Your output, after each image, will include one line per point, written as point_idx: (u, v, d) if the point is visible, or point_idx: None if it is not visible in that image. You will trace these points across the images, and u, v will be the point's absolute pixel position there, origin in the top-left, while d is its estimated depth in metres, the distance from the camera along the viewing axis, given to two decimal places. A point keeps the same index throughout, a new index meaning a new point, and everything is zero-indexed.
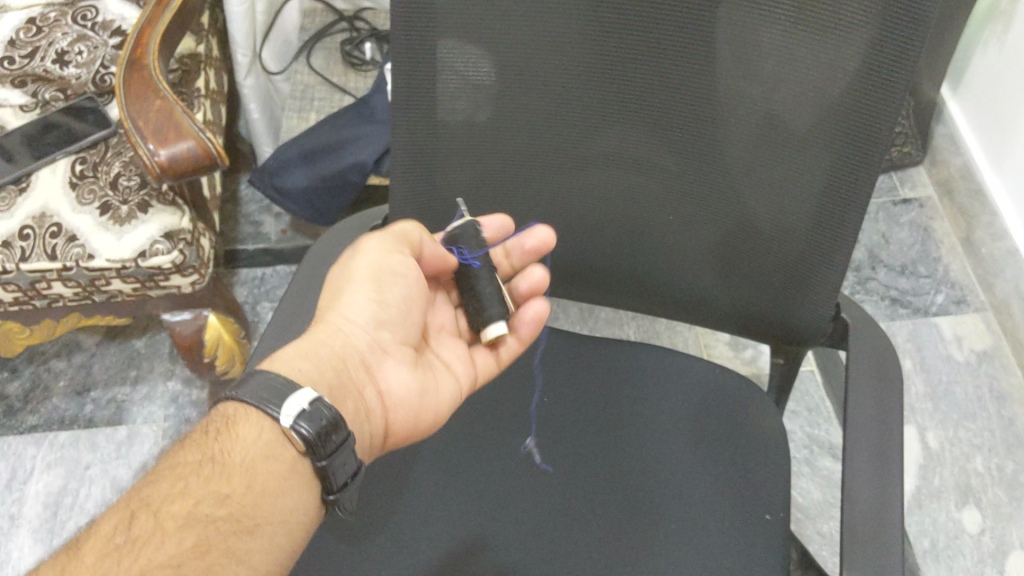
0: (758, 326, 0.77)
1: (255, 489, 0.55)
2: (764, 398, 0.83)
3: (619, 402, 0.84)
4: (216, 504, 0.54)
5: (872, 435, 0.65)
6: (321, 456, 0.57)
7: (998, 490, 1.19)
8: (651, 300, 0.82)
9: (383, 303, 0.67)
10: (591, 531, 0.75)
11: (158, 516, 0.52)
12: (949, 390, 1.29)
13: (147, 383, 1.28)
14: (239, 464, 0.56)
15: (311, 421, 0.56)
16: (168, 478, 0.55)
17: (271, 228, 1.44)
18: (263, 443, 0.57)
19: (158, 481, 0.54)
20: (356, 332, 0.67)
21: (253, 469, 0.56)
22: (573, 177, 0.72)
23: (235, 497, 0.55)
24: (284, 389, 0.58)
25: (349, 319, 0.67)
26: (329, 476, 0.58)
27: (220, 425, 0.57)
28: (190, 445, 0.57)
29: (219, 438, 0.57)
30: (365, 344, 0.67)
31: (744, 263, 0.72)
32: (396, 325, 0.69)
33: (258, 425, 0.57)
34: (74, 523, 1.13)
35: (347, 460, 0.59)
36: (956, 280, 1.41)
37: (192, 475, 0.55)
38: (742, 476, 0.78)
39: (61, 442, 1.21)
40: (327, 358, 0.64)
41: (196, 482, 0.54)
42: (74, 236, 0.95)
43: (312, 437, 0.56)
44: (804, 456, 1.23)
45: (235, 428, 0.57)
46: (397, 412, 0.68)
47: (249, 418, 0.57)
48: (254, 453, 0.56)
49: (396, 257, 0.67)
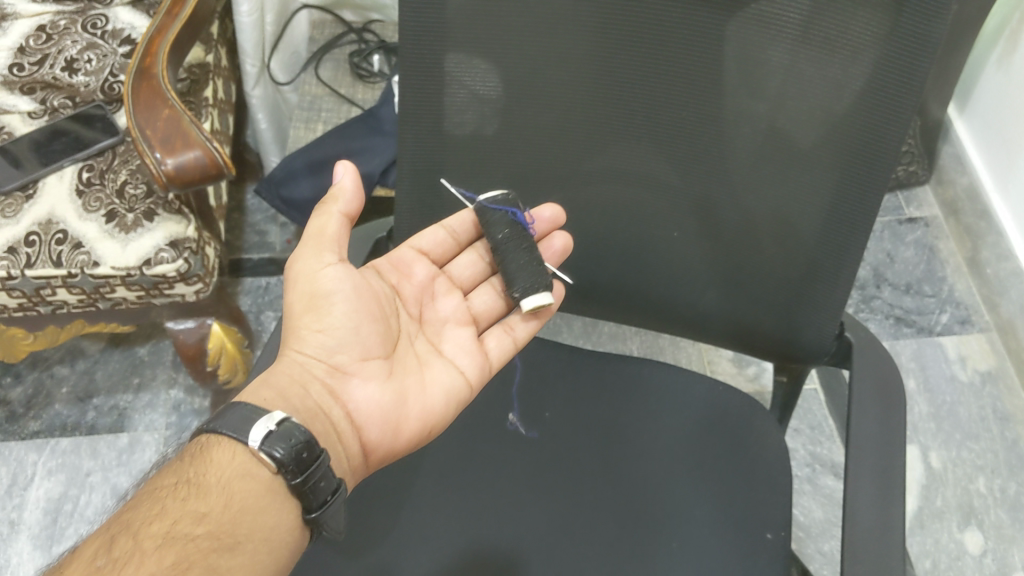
0: (762, 344, 0.77)
1: (233, 507, 0.55)
2: (766, 416, 0.83)
3: (622, 417, 0.83)
4: (195, 523, 0.53)
5: (874, 457, 0.65)
6: (296, 473, 0.57)
7: (1000, 511, 1.19)
8: (655, 316, 0.82)
9: (327, 327, 0.67)
10: (591, 546, 0.74)
11: (136, 539, 0.51)
12: (953, 410, 1.28)
13: (149, 391, 1.28)
14: (215, 485, 0.56)
15: (283, 443, 0.57)
16: (145, 502, 0.54)
17: (277, 237, 1.45)
18: (237, 463, 0.57)
19: (136, 506, 0.54)
20: (311, 359, 0.68)
21: (229, 488, 0.56)
22: (578, 192, 0.72)
23: (212, 515, 0.54)
24: (252, 415, 0.59)
25: (303, 349, 0.68)
26: (306, 493, 0.58)
27: (194, 454, 0.58)
28: (167, 471, 0.57)
29: (193, 462, 0.57)
30: (323, 369, 0.68)
31: (748, 280, 0.72)
32: (351, 343, 0.68)
33: (231, 450, 0.58)
34: (74, 530, 1.13)
35: (326, 476, 0.59)
36: (961, 300, 1.40)
37: (170, 497, 0.55)
38: (742, 493, 0.78)
39: (62, 448, 1.21)
40: (283, 386, 0.65)
41: (173, 503, 0.54)
42: (80, 243, 0.95)
43: (283, 457, 0.57)
44: (806, 474, 1.23)
45: (207, 453, 0.58)
46: (370, 427, 0.67)
47: (221, 443, 0.58)
48: (229, 476, 0.56)
49: (321, 281, 0.67)
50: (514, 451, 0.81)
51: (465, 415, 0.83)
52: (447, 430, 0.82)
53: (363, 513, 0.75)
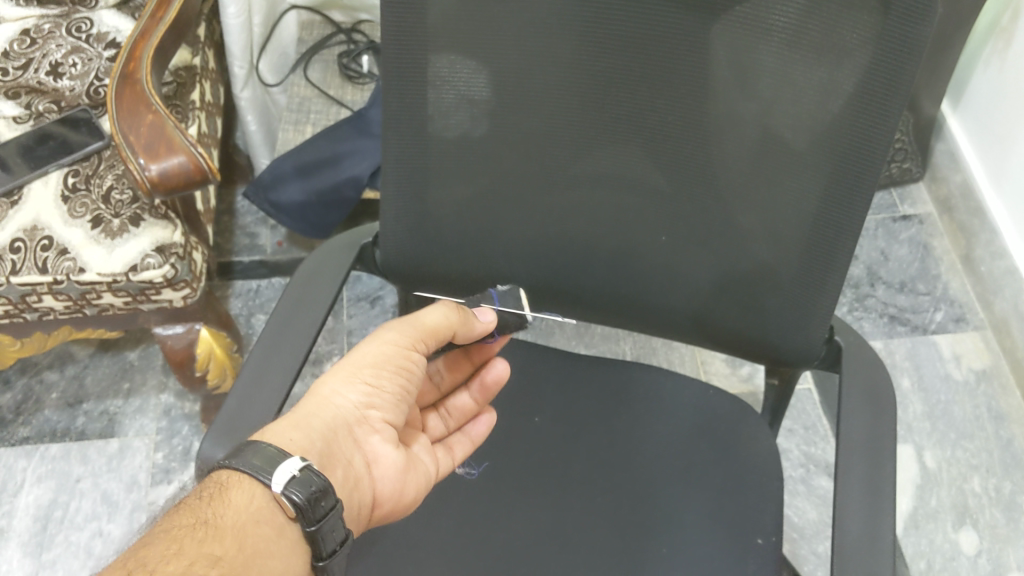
0: (752, 347, 0.76)
1: (246, 553, 0.52)
2: (756, 419, 0.82)
3: (612, 422, 0.83)
4: (212, 564, 0.50)
5: (864, 465, 0.65)
6: (311, 521, 0.55)
7: (995, 511, 1.18)
8: (644, 319, 0.81)
9: (378, 387, 0.64)
10: (581, 552, 0.74)
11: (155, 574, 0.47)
12: (947, 409, 1.28)
13: (139, 396, 1.26)
14: (232, 527, 0.53)
15: (302, 487, 0.55)
16: (161, 542, 0.50)
17: (267, 240, 1.44)
18: (254, 509, 0.55)
19: (151, 544, 0.50)
20: (346, 404, 0.64)
21: (244, 532, 0.53)
22: (564, 196, 0.72)
23: (227, 559, 0.51)
24: (277, 455, 0.56)
25: (343, 391, 0.64)
26: (318, 541, 0.56)
27: (212, 495, 0.55)
28: (180, 510, 0.53)
29: (211, 504, 0.54)
30: (355, 418, 0.64)
31: (741, 283, 0.71)
32: (390, 405, 0.65)
33: (250, 493, 0.55)
34: (64, 537, 1.12)
35: (335, 527, 0.56)
36: (955, 298, 1.39)
37: (186, 538, 0.51)
38: (733, 498, 0.77)
39: (52, 454, 1.20)
40: (323, 426, 0.62)
41: (190, 543, 0.50)
42: (65, 249, 0.94)
43: (302, 501, 0.54)
44: (800, 475, 1.22)
45: (226, 495, 0.55)
46: (382, 483, 0.65)
47: (241, 485, 0.55)
48: (246, 518, 0.54)
49: (407, 347, 0.66)
50: (502, 457, 0.80)
51: None
52: None
53: None
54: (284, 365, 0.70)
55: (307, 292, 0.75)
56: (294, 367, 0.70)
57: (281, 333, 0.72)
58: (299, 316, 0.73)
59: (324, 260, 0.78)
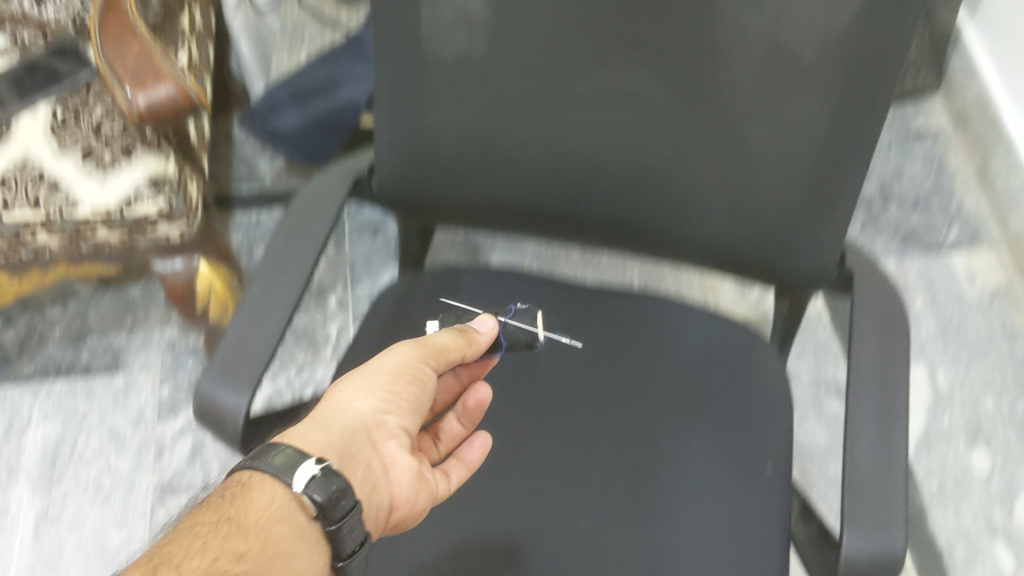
0: (761, 271, 0.74)
1: (270, 550, 0.51)
2: (765, 345, 0.81)
3: (619, 352, 0.82)
4: (234, 561, 0.49)
5: (875, 392, 0.63)
6: (332, 520, 0.53)
7: (1009, 431, 1.17)
8: (649, 244, 0.79)
9: (395, 393, 0.63)
10: (588, 483, 0.74)
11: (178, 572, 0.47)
12: (961, 328, 1.26)
13: (143, 330, 1.25)
14: (255, 526, 0.51)
15: (323, 487, 0.53)
16: (186, 538, 0.50)
17: (266, 170, 1.41)
18: (278, 506, 0.53)
19: (176, 541, 0.50)
20: (364, 408, 0.61)
21: (269, 528, 0.52)
22: (565, 120, 0.69)
23: (251, 555, 0.50)
24: (298, 454, 0.55)
25: (361, 396, 0.62)
26: (339, 541, 0.54)
27: (234, 492, 0.53)
28: (206, 506, 0.52)
29: (234, 502, 0.53)
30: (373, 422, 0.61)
31: (749, 206, 0.68)
32: (406, 413, 0.63)
33: (272, 492, 0.53)
34: (72, 474, 1.14)
35: (355, 528, 0.55)
36: (970, 215, 1.36)
37: (210, 535, 0.50)
38: (743, 427, 0.77)
39: (57, 391, 1.20)
40: (344, 428, 0.60)
41: (214, 540, 0.50)
42: (57, 183, 0.92)
43: (323, 501, 0.53)
44: (810, 398, 1.21)
45: (249, 493, 0.53)
46: (399, 491, 0.62)
47: (263, 483, 0.54)
48: (269, 518, 0.52)
49: (423, 358, 0.64)
50: (508, 389, 0.80)
51: None
52: None
53: None
54: (280, 301, 0.68)
55: (301, 228, 0.73)
56: (290, 302, 0.68)
57: (276, 269, 0.70)
58: (294, 251, 0.71)
59: (319, 193, 0.75)
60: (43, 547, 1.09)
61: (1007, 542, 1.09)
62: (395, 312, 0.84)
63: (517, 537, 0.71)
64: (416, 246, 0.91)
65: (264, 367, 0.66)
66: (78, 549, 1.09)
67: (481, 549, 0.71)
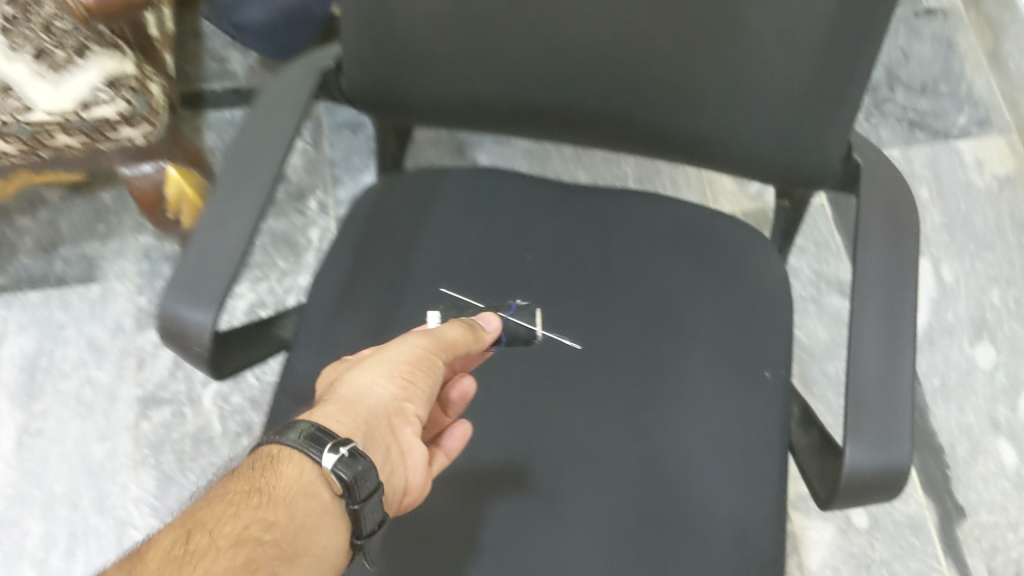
0: (761, 166, 0.69)
1: (297, 522, 0.50)
2: (765, 244, 0.77)
3: (609, 254, 0.77)
4: (263, 529, 0.49)
5: (882, 294, 0.59)
6: (355, 500, 0.52)
7: (1014, 324, 1.15)
8: (641, 139, 0.73)
9: (414, 383, 0.59)
10: (578, 395, 0.72)
11: (211, 535, 0.48)
12: (968, 219, 1.21)
13: (117, 238, 1.21)
14: (284, 498, 0.51)
15: (348, 467, 0.51)
16: (219, 502, 0.50)
17: (238, 63, 1.34)
18: (307, 479, 0.52)
19: (209, 503, 0.50)
20: (384, 395, 0.58)
21: (297, 500, 0.51)
22: (549, 6, 0.62)
23: (280, 524, 0.50)
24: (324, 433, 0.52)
25: (381, 382, 0.58)
26: (360, 520, 0.53)
27: (264, 462, 0.52)
28: (239, 472, 0.52)
29: (264, 472, 0.52)
30: (392, 409, 0.58)
31: (748, 98, 0.63)
32: (425, 402, 0.60)
33: (300, 466, 0.52)
34: (52, 387, 1.13)
35: (376, 507, 0.53)
36: (980, 99, 1.29)
37: (241, 501, 0.50)
38: (741, 333, 0.73)
39: (32, 302, 1.17)
40: (367, 412, 0.56)
41: (244, 507, 0.50)
42: (8, 87, 0.85)
43: (348, 481, 0.51)
44: (811, 294, 1.17)
45: (279, 465, 0.52)
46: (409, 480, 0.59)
47: (292, 458, 0.52)
48: (297, 491, 0.51)
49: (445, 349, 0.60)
50: (495, 297, 0.76)
51: (441, 258, 0.77)
52: (423, 272, 0.77)
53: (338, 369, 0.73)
54: (243, 210, 0.63)
55: (266, 128, 0.66)
56: (254, 212, 0.63)
57: (239, 174, 0.64)
58: (258, 153, 0.65)
59: (284, 88, 0.69)
60: (27, 461, 1.10)
61: (1009, 438, 1.09)
62: (372, 214, 0.79)
63: (510, 459, 0.70)
64: (394, 142, 0.86)
65: (229, 283, 0.61)
66: (62, 463, 1.10)
67: (473, 472, 0.70)
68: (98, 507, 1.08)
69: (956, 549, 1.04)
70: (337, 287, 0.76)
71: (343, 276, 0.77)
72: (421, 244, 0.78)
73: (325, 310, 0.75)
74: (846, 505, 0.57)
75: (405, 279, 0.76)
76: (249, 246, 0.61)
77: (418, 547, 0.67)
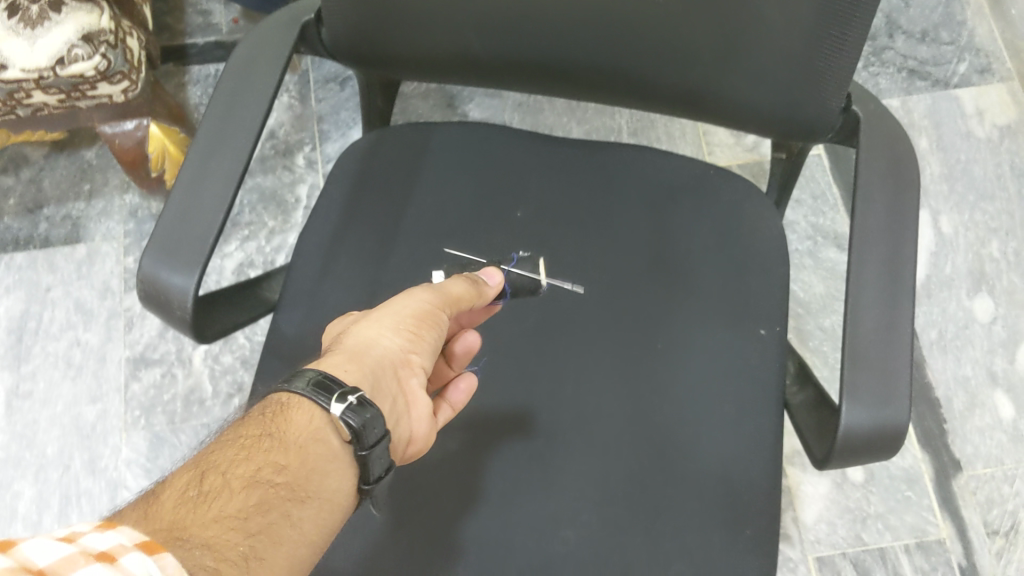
0: (757, 118, 0.67)
1: (310, 467, 0.48)
2: (761, 199, 0.76)
3: (602, 211, 0.76)
4: (277, 471, 0.47)
5: (882, 249, 0.57)
6: (364, 446, 0.49)
7: (1013, 276, 1.13)
8: (633, 91, 0.71)
9: (422, 335, 0.56)
10: (570, 356, 0.71)
11: (225, 476, 0.45)
12: (968, 169, 1.20)
13: (102, 197, 1.19)
14: (295, 443, 0.48)
15: (358, 413, 0.49)
16: (229, 446, 0.47)
17: (221, 17, 1.31)
18: (318, 426, 0.49)
19: (219, 448, 0.47)
20: (392, 346, 0.55)
21: (309, 446, 0.48)
22: None
23: (292, 468, 0.47)
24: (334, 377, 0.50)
25: (389, 334, 0.56)
26: (368, 468, 0.50)
27: (275, 408, 0.50)
28: (247, 419, 0.49)
29: (274, 420, 0.49)
30: (399, 360, 0.55)
31: (743, 49, 0.61)
32: (430, 356, 0.57)
33: (310, 413, 0.49)
34: (40, 349, 1.12)
35: (384, 453, 0.51)
36: (981, 46, 1.26)
37: (252, 445, 0.47)
38: (737, 291, 0.72)
39: (18, 263, 1.17)
40: (375, 362, 0.54)
41: (256, 450, 0.47)
42: None
43: (357, 427, 0.49)
44: (807, 248, 1.16)
45: (289, 412, 0.50)
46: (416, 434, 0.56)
47: (302, 404, 0.49)
48: (307, 437, 0.49)
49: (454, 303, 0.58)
50: (486, 256, 0.74)
51: (429, 217, 0.75)
52: (410, 231, 0.75)
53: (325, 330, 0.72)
54: (223, 171, 0.61)
55: (245, 86, 0.64)
56: (235, 173, 0.61)
57: (219, 133, 0.62)
58: (238, 112, 0.63)
59: (263, 44, 0.66)
60: (17, 424, 1.09)
61: (1007, 391, 1.08)
62: (359, 170, 0.77)
63: (504, 420, 0.69)
64: (380, 98, 0.83)
65: (210, 246, 0.59)
66: (52, 425, 1.09)
67: (466, 433, 0.69)
68: (90, 469, 1.07)
69: (951, 502, 1.04)
70: (325, 247, 0.74)
71: (330, 235, 0.75)
72: (411, 200, 0.76)
73: (312, 270, 0.74)
74: (843, 464, 0.56)
75: (393, 237, 0.75)
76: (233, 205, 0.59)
77: (411, 509, 0.67)
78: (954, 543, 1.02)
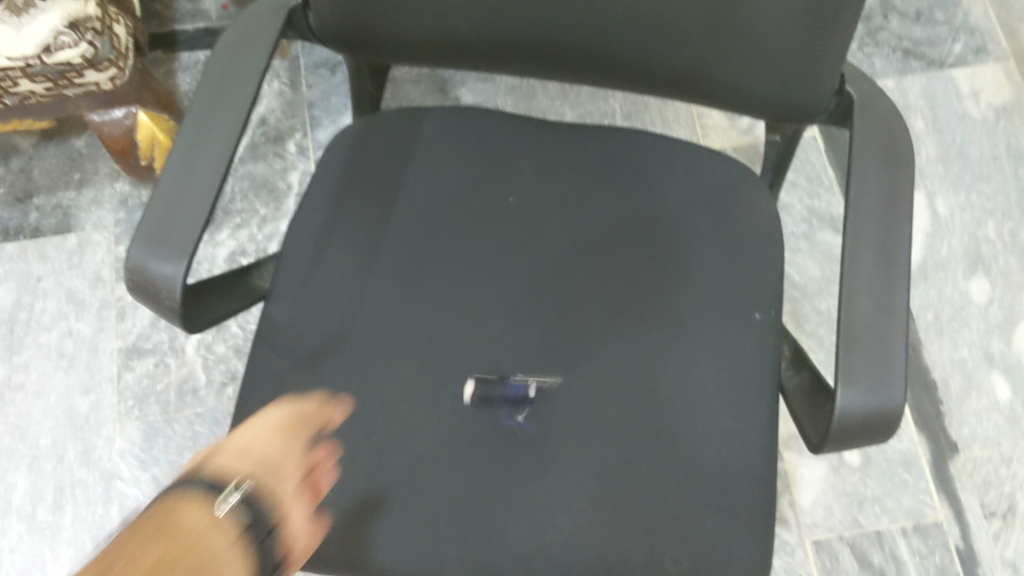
0: (751, 99, 0.67)
1: (205, 560, 0.51)
2: (755, 182, 0.75)
3: (595, 196, 0.75)
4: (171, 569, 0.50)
5: (877, 230, 0.57)
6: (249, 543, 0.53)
7: (1009, 257, 1.13)
8: (626, 74, 0.70)
9: (226, 474, 0.57)
10: (565, 342, 0.70)
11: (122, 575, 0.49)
12: (963, 150, 1.19)
13: (92, 186, 1.18)
14: (187, 538, 0.52)
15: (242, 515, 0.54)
16: (119, 551, 0.50)
17: (210, 2, 1.30)
18: (207, 523, 0.53)
19: (112, 556, 0.50)
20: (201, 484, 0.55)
21: (204, 540, 0.52)
22: None
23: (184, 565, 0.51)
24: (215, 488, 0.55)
25: (197, 477, 0.56)
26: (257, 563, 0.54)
27: (162, 514, 0.53)
28: (134, 527, 0.52)
29: (160, 523, 0.52)
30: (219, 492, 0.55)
31: (736, 30, 0.60)
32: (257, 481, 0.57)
33: (196, 515, 0.53)
34: (32, 340, 1.12)
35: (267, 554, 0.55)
36: (976, 26, 1.26)
37: (144, 548, 0.51)
38: (731, 276, 0.71)
39: (8, 254, 1.16)
40: (188, 502, 0.54)
41: (148, 552, 0.51)
42: None
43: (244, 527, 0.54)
44: (802, 231, 1.15)
45: (175, 517, 0.53)
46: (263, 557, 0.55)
47: (190, 507, 0.53)
48: (196, 533, 0.52)
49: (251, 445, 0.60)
50: (478, 242, 0.74)
51: (420, 203, 0.75)
52: (401, 216, 0.74)
53: (316, 319, 0.71)
54: (210, 160, 0.60)
55: (232, 72, 0.63)
56: (223, 162, 0.60)
57: (205, 121, 0.61)
58: (226, 97, 0.62)
59: (249, 27, 0.65)
60: (11, 415, 1.09)
61: (1004, 372, 1.08)
62: (348, 155, 0.76)
63: None
64: (369, 82, 0.83)
65: (198, 236, 0.59)
66: (45, 416, 1.09)
67: (459, 420, 0.68)
68: (84, 460, 1.07)
69: (948, 484, 1.04)
70: (315, 234, 0.74)
71: (320, 222, 0.74)
72: (402, 186, 0.75)
73: (302, 258, 0.73)
74: (838, 447, 0.56)
75: (384, 223, 0.74)
76: (196, 250, 0.58)
77: (404, 498, 0.66)
78: (952, 525, 1.02)
